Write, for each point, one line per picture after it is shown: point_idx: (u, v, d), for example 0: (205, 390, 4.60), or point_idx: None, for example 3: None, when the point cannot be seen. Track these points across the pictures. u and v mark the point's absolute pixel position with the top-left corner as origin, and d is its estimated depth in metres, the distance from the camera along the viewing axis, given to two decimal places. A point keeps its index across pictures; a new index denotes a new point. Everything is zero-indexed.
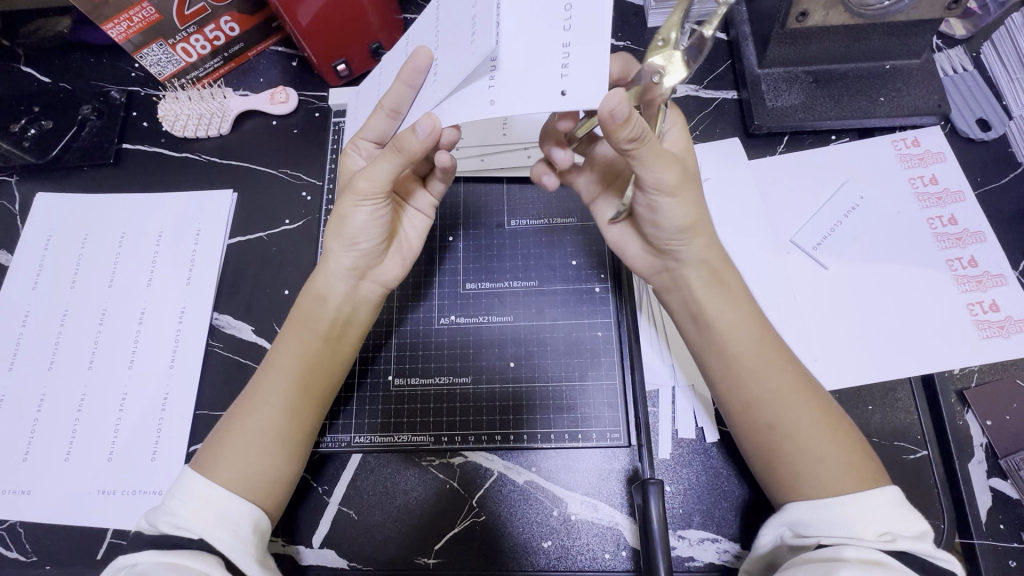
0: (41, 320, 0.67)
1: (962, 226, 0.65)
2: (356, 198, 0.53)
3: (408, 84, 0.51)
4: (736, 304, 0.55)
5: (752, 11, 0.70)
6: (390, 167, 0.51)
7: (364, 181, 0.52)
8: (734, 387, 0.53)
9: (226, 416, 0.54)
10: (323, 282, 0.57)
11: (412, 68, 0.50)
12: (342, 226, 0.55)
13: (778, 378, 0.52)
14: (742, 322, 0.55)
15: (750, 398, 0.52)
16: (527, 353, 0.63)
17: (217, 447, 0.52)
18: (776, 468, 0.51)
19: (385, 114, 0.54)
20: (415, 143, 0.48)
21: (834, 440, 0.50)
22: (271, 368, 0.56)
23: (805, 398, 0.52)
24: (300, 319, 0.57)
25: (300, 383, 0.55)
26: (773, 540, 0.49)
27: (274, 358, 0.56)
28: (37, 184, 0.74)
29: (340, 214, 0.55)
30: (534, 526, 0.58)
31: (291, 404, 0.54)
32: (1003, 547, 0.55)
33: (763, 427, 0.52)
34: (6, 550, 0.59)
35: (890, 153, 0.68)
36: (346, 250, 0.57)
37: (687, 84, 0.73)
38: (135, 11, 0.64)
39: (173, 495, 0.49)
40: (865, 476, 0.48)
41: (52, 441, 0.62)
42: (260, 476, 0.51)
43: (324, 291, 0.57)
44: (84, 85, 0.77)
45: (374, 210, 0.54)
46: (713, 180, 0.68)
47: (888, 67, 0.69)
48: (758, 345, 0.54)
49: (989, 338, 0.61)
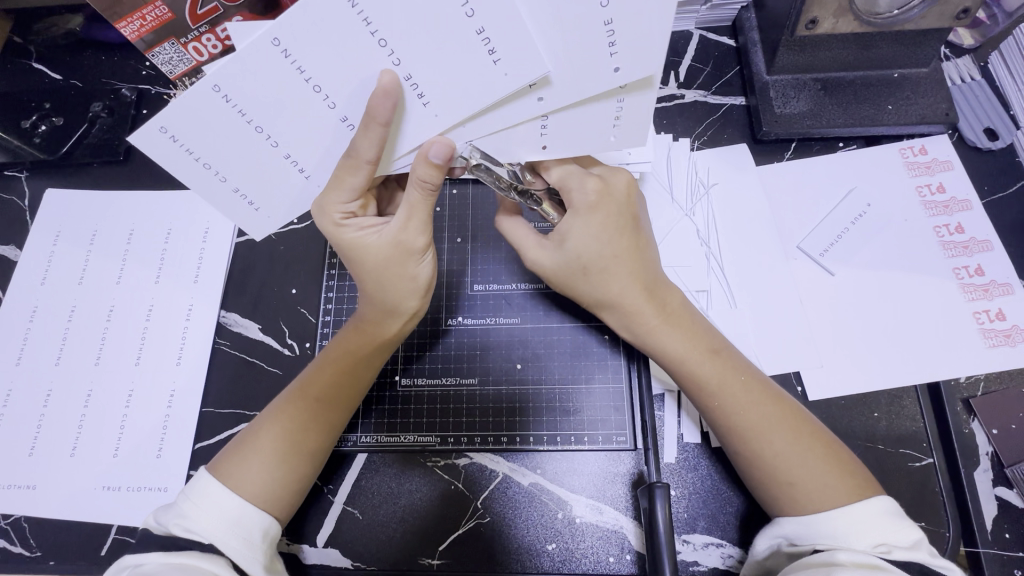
0: (49, 316, 0.67)
1: (969, 234, 0.65)
2: (415, 256, 0.53)
3: (384, 125, 0.44)
4: (696, 351, 0.54)
5: (761, 18, 0.70)
6: (427, 207, 0.51)
7: (416, 237, 0.51)
8: (709, 414, 0.54)
9: (240, 438, 0.54)
10: (377, 321, 0.55)
11: (390, 109, 0.43)
12: (420, 283, 0.54)
13: (761, 414, 0.52)
14: (709, 365, 0.54)
15: (721, 419, 0.53)
16: (534, 356, 0.63)
17: (229, 463, 0.51)
18: (761, 484, 0.51)
19: (367, 166, 0.46)
20: (437, 176, 0.47)
21: (813, 457, 0.50)
22: (317, 402, 0.54)
23: (780, 421, 0.52)
24: (349, 357, 0.55)
25: (338, 411, 0.55)
26: (770, 547, 0.50)
27: (318, 394, 0.54)
28: (47, 179, 0.74)
29: (409, 277, 0.53)
30: (538, 529, 0.58)
31: (325, 420, 0.54)
32: (1009, 556, 0.55)
33: (731, 446, 0.53)
34: (10, 544, 0.59)
35: (897, 161, 0.69)
36: (426, 296, 0.56)
37: (695, 89, 0.73)
38: (148, 10, 0.61)
39: (185, 497, 0.49)
40: (848, 488, 0.49)
41: (57, 438, 0.62)
42: (290, 489, 0.52)
43: (382, 331, 0.55)
44: (96, 82, 0.78)
45: (430, 255, 0.54)
46: (722, 186, 0.69)
47: (897, 75, 0.69)
48: (722, 382, 0.53)
49: (995, 347, 0.61)
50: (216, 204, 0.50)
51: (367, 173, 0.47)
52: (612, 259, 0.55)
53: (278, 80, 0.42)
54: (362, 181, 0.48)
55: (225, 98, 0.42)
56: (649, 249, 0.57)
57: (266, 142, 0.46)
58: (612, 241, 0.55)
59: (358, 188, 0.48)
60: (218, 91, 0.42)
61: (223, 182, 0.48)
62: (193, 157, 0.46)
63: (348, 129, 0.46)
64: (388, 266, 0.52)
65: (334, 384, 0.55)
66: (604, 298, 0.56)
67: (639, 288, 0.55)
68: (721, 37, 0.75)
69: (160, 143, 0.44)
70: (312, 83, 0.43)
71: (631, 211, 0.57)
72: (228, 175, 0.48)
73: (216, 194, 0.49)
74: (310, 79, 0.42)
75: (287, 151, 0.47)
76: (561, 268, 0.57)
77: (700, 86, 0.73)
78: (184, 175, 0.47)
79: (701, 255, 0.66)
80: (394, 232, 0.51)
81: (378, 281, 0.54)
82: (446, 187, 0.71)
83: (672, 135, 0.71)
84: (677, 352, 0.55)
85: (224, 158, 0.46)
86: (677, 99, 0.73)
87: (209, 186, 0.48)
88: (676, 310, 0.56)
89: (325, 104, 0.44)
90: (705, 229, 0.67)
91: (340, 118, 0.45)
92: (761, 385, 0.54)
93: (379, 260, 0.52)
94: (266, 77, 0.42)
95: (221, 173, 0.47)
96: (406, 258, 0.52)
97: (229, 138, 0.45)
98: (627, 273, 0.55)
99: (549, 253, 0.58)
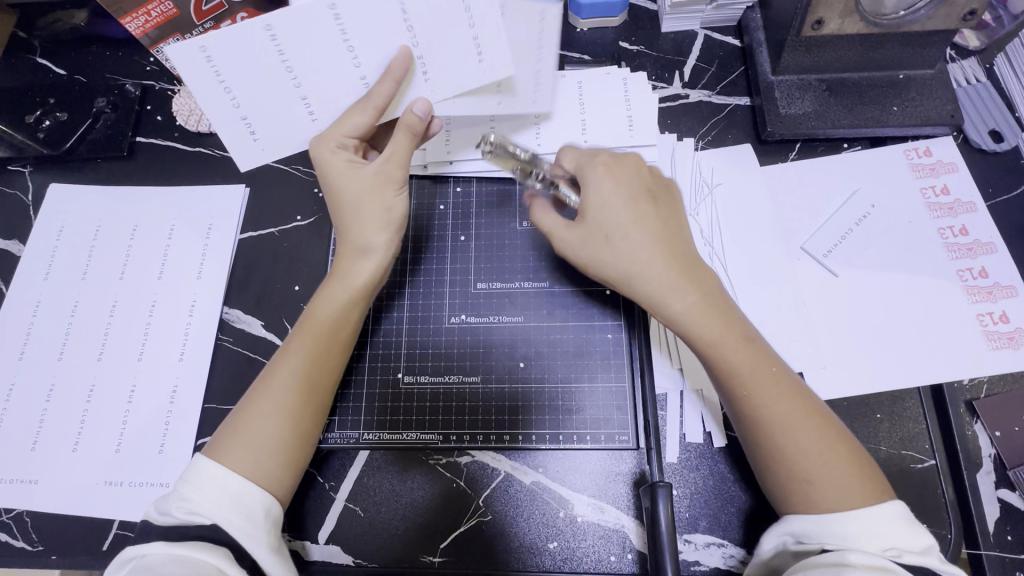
0: (52, 311, 0.67)
1: (973, 236, 0.65)
2: (392, 190, 0.57)
3: (398, 81, 0.53)
4: (730, 338, 0.53)
5: (767, 18, 0.70)
6: (407, 151, 0.56)
7: (395, 171, 0.56)
8: (737, 404, 0.53)
9: (235, 416, 0.53)
10: (352, 264, 0.57)
11: (405, 70, 0.53)
12: (394, 215, 0.57)
13: (790, 407, 0.51)
14: (736, 349, 0.53)
15: (749, 412, 0.52)
16: (536, 354, 0.63)
17: (234, 444, 0.51)
18: (779, 486, 0.51)
19: (370, 112, 0.54)
20: (421, 125, 0.55)
21: (837, 458, 0.50)
22: (308, 365, 0.54)
23: (803, 419, 0.51)
24: (326, 317, 0.56)
25: (330, 368, 0.56)
26: (775, 546, 0.50)
27: (308, 351, 0.55)
28: (51, 175, 0.74)
29: (383, 207, 0.56)
30: (540, 527, 0.58)
31: (314, 381, 0.54)
32: (1010, 558, 0.56)
33: (751, 441, 0.53)
34: (12, 538, 0.60)
35: (902, 162, 0.69)
36: (397, 234, 0.58)
37: (699, 89, 0.73)
38: (153, 6, 0.60)
39: (186, 480, 0.49)
40: (863, 491, 0.49)
41: (60, 432, 0.62)
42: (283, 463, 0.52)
43: (357, 274, 0.57)
44: (100, 78, 0.78)
45: (405, 195, 0.58)
46: (726, 186, 0.69)
47: (902, 77, 0.69)
48: (754, 371, 0.52)
49: (999, 349, 0.61)
50: (218, 128, 0.55)
51: (372, 116, 0.54)
52: (631, 227, 0.55)
53: (313, 27, 0.49)
54: (363, 122, 0.54)
55: (273, 38, 0.49)
56: (677, 226, 0.57)
57: (289, 80, 0.53)
58: (626, 208, 0.56)
59: (357, 127, 0.54)
60: (268, 31, 0.49)
61: (235, 109, 0.54)
62: (218, 80, 0.52)
63: (364, 87, 0.54)
64: (366, 196, 0.56)
65: (322, 343, 0.55)
66: (637, 270, 0.55)
67: (666, 263, 0.55)
68: (726, 37, 0.75)
69: (191, 56, 0.50)
70: (348, 44, 0.51)
71: (645, 182, 0.58)
72: (241, 102, 0.54)
73: (223, 114, 0.54)
74: (347, 40, 0.51)
75: (305, 94, 0.54)
76: (583, 238, 0.57)
77: (704, 86, 0.73)
78: (204, 98, 0.53)
79: (704, 255, 0.66)
80: (376, 164, 0.56)
81: (356, 214, 0.56)
82: (449, 184, 0.71)
83: (677, 135, 0.71)
84: (713, 335, 0.53)
85: (244, 86, 0.52)
86: (682, 99, 0.73)
87: (220, 108, 0.54)
88: (710, 295, 0.55)
89: (350, 59, 0.52)
90: (709, 228, 0.67)
91: (360, 76, 0.54)
92: (791, 381, 0.53)
93: (360, 190, 0.56)
94: (303, 24, 0.49)
95: (235, 98, 0.53)
96: (383, 189, 0.56)
97: (255, 65, 0.51)
98: (649, 245, 0.55)
99: (569, 232, 0.58)
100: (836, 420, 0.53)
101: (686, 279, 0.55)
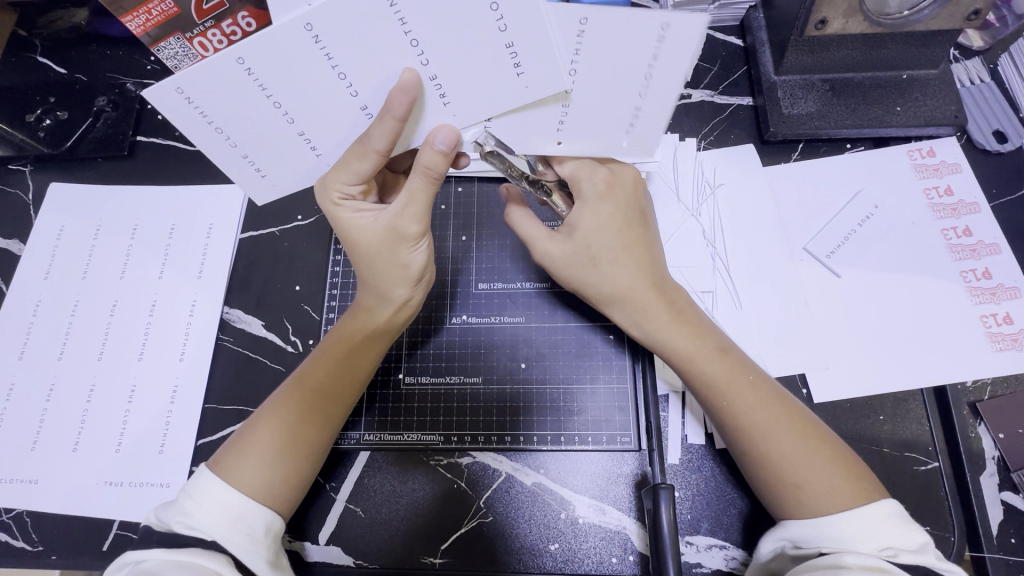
0: (53, 311, 0.67)
1: (976, 237, 0.65)
2: (409, 243, 0.52)
3: (398, 120, 0.44)
4: (702, 351, 0.54)
5: (770, 17, 0.69)
6: (428, 196, 0.50)
7: (411, 224, 0.51)
8: (717, 416, 0.53)
9: (235, 437, 0.53)
10: (367, 305, 0.56)
11: (408, 105, 0.43)
12: (411, 270, 0.54)
13: (770, 418, 0.51)
14: (712, 362, 0.53)
15: (727, 420, 0.52)
16: (539, 355, 0.63)
17: (227, 461, 0.51)
18: (769, 489, 0.51)
19: (376, 157, 0.47)
20: (442, 163, 0.47)
21: (822, 462, 0.50)
22: (312, 395, 0.54)
23: (786, 426, 0.51)
24: (345, 345, 0.56)
25: (336, 403, 0.55)
26: (775, 549, 0.50)
27: (314, 385, 0.54)
28: (51, 174, 0.74)
29: (400, 263, 0.53)
30: (541, 529, 0.57)
31: (319, 411, 0.54)
32: (1014, 561, 0.55)
33: (734, 446, 0.53)
34: (12, 539, 0.59)
35: (905, 163, 0.68)
36: (418, 286, 0.56)
37: (702, 89, 0.73)
38: (153, 4, 0.60)
39: (186, 494, 0.49)
40: (852, 493, 0.48)
41: (60, 432, 0.62)
42: (287, 483, 0.52)
43: (373, 317, 0.56)
44: (100, 76, 0.78)
45: (426, 243, 0.54)
46: (728, 187, 0.69)
47: (906, 77, 0.68)
48: (730, 383, 0.53)
49: (1002, 351, 0.61)
50: (224, 167, 0.49)
51: (374, 161, 0.47)
52: (620, 252, 0.55)
53: (302, 62, 0.41)
54: (368, 168, 0.48)
55: (249, 73, 0.41)
56: (655, 246, 0.58)
57: (283, 118, 0.45)
58: (618, 233, 0.56)
59: (362, 173, 0.49)
60: (241, 65, 0.41)
61: (234, 148, 0.47)
62: (208, 120, 0.44)
63: (365, 117, 0.46)
64: (381, 250, 0.53)
65: (329, 375, 0.55)
66: (620, 294, 0.55)
67: (648, 283, 0.55)
68: (729, 37, 0.75)
69: (173, 100, 0.42)
70: (337, 70, 0.42)
71: (638, 205, 0.57)
72: (239, 142, 0.47)
73: (224, 153, 0.47)
74: (336, 67, 0.42)
75: (302, 129, 0.46)
76: (570, 256, 0.56)
77: (707, 86, 0.73)
78: (197, 137, 0.45)
79: (707, 255, 0.66)
80: (391, 216, 0.51)
81: (370, 266, 0.54)
82: (451, 183, 0.70)
83: (679, 135, 0.71)
84: (686, 350, 0.54)
85: (238, 127, 0.45)
86: (685, 99, 0.72)
87: (215, 148, 0.47)
88: (685, 310, 0.56)
89: (347, 92, 0.44)
90: (711, 229, 0.67)
91: (361, 106, 0.45)
92: (773, 392, 0.53)
93: (374, 244, 0.53)
94: (291, 60, 0.41)
95: (232, 138, 0.46)
96: (399, 243, 0.52)
97: (244, 106, 0.44)
98: (633, 267, 0.55)
99: (558, 243, 0.57)
100: (824, 428, 0.53)
101: (664, 301, 0.55)
